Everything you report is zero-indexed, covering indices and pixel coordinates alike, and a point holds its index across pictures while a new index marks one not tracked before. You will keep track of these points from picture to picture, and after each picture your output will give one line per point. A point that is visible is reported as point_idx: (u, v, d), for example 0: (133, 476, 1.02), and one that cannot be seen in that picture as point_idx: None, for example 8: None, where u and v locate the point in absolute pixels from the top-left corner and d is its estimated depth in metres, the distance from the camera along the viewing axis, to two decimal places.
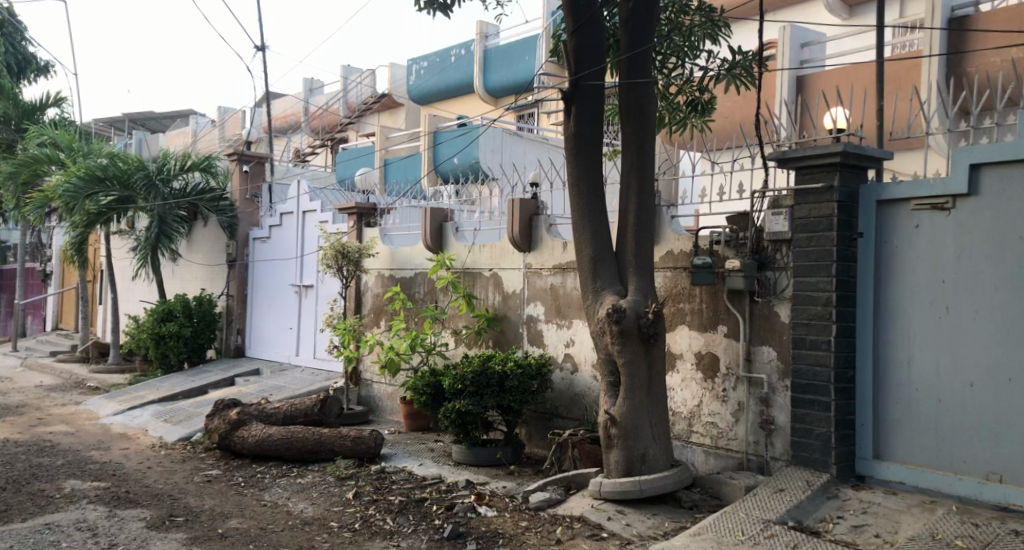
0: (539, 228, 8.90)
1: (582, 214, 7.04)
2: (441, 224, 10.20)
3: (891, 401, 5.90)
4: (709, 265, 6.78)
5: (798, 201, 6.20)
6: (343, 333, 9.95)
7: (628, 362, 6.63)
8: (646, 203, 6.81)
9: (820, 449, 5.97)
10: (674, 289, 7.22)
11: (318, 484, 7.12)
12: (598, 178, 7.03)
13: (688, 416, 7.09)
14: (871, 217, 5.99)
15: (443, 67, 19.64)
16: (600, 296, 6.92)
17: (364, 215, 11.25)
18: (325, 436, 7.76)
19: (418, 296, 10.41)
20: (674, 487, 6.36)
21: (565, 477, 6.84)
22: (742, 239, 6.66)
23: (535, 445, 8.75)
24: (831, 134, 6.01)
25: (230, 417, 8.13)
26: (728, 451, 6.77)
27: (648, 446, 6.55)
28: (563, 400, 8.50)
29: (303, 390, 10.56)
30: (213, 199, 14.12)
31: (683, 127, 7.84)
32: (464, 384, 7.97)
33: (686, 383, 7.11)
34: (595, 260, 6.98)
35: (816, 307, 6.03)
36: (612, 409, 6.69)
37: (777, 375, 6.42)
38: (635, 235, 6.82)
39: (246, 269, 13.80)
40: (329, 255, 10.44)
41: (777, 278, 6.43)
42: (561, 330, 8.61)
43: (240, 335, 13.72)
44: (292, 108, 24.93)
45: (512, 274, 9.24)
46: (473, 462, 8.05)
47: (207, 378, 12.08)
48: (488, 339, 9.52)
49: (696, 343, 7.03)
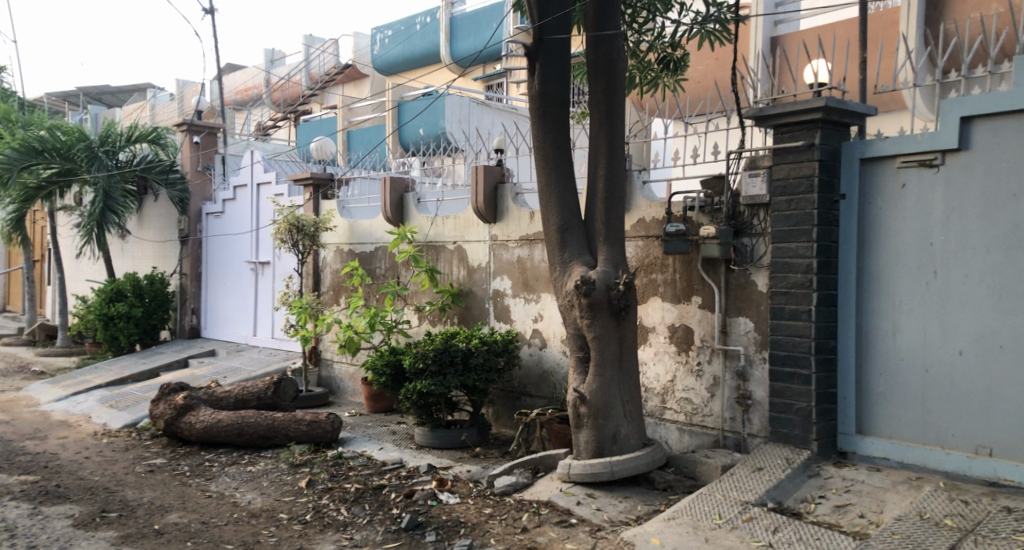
0: (505, 198, 8.46)
1: (549, 178, 6.61)
2: (402, 195, 9.70)
3: (875, 373, 5.58)
4: (682, 232, 6.32)
5: (776, 161, 5.82)
6: (299, 312, 9.49)
7: (598, 337, 6.25)
8: (617, 167, 6.40)
9: (801, 425, 5.64)
10: (646, 259, 6.82)
11: (270, 472, 6.70)
12: (566, 140, 6.60)
13: (662, 391, 6.72)
14: (854, 176, 5.62)
15: (408, 36, 18.98)
16: (568, 267, 6.51)
17: (321, 186, 10.72)
18: (279, 420, 7.33)
19: (379, 271, 9.94)
20: (648, 468, 6.00)
21: (533, 459, 6.46)
22: (717, 204, 6.26)
23: (503, 425, 8.35)
24: (811, 89, 5.64)
25: (176, 401, 7.62)
26: (703, 428, 6.42)
27: (620, 424, 6.19)
28: (532, 378, 8.11)
29: (258, 372, 10.08)
30: (162, 171, 13.50)
31: (655, 86, 7.42)
32: (425, 363, 7.56)
33: (660, 357, 6.73)
34: (562, 228, 6.56)
35: (796, 275, 5.67)
36: (582, 387, 6.30)
37: (754, 347, 6.06)
38: (605, 202, 6.41)
39: (200, 246, 13.26)
40: (283, 229, 9.94)
41: (754, 245, 6.04)
42: (529, 304, 8.19)
43: (195, 315, 13.18)
44: (253, 81, 24.15)
45: (477, 246, 8.80)
46: (436, 445, 7.64)
47: (158, 361, 11.55)
48: (452, 316, 9.09)
49: (670, 316, 6.64)
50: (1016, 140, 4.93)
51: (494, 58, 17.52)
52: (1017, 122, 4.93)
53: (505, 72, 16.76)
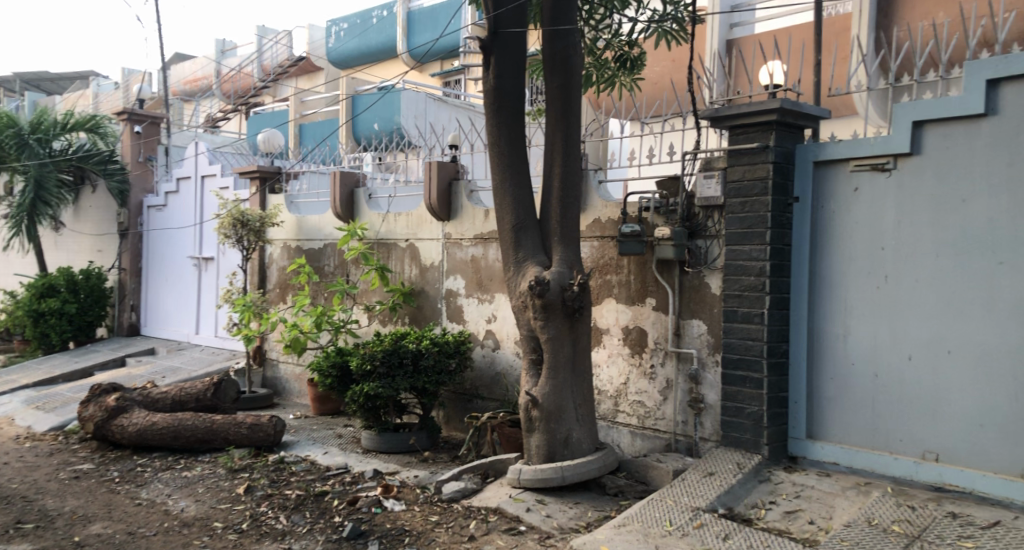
0: (459, 195, 8.29)
1: (503, 176, 6.46)
2: (353, 190, 9.46)
3: (825, 377, 5.51)
4: (637, 233, 6.20)
5: (731, 163, 5.75)
6: (242, 310, 9.30)
7: (551, 339, 6.13)
8: (572, 166, 6.29)
9: (752, 429, 5.57)
10: (601, 259, 6.71)
11: (206, 478, 6.85)
12: (521, 137, 6.46)
13: (614, 394, 6.61)
14: (808, 179, 5.54)
15: (364, 29, 18.67)
16: (522, 267, 6.38)
17: (268, 180, 10.44)
18: (218, 424, 7.53)
19: (328, 269, 9.68)
20: (600, 472, 5.88)
21: (482, 463, 6.30)
22: (672, 206, 6.17)
23: (453, 429, 8.16)
24: (767, 91, 5.58)
25: (108, 404, 7.75)
26: (655, 431, 6.31)
27: (572, 428, 6.07)
28: (484, 381, 7.95)
29: (198, 373, 9.90)
30: (100, 161, 13.12)
31: (612, 84, 7.31)
32: (373, 364, 7.33)
33: (613, 359, 6.62)
34: (517, 227, 6.41)
35: (749, 277, 5.61)
36: (534, 390, 6.17)
37: (707, 350, 5.98)
38: (560, 201, 6.28)
39: (140, 240, 12.91)
40: (226, 223, 9.68)
41: (708, 247, 5.96)
42: (483, 305, 8.03)
43: (134, 312, 12.85)
44: (203, 71, 23.58)
45: (430, 244, 8.60)
46: (384, 449, 7.44)
47: (93, 359, 11.35)
48: (404, 315, 8.88)
49: (624, 317, 6.54)
50: (965, 146, 4.92)
51: (451, 54, 17.34)
52: (966, 128, 4.91)
53: (463, 69, 16.59)
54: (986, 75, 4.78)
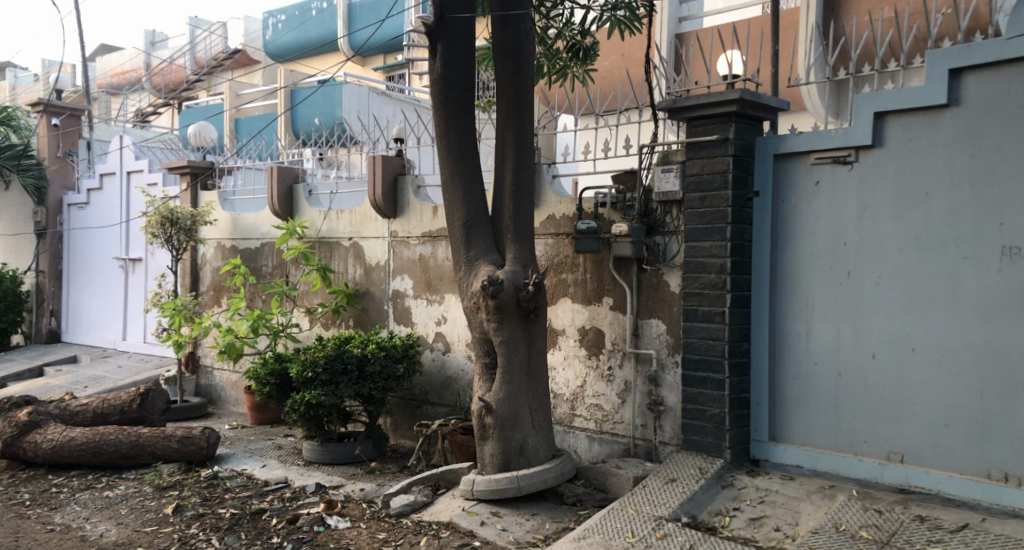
0: (404, 190, 7.91)
1: (451, 171, 6.12)
2: (291, 186, 9.01)
3: (787, 378, 5.21)
4: (594, 230, 5.94)
5: (689, 156, 5.46)
6: (172, 315, 8.84)
7: (505, 341, 5.83)
8: (525, 160, 6.01)
9: (714, 432, 5.24)
10: (556, 258, 6.43)
11: (131, 498, 6.73)
12: (469, 130, 6.13)
13: (571, 398, 6.33)
14: (767, 172, 5.25)
15: (303, 21, 18.05)
16: (474, 266, 6.06)
17: (200, 176, 9.97)
18: (144, 439, 7.48)
19: (265, 270, 9.21)
20: (556, 481, 5.60)
21: (433, 475, 6.03)
22: (630, 201, 5.91)
23: (401, 437, 7.80)
24: (725, 81, 5.32)
25: (19, 420, 7.67)
26: (613, 436, 6.04)
27: (528, 434, 5.78)
28: (433, 386, 7.60)
29: (125, 382, 9.61)
30: (13, 156, 12.88)
31: (564, 76, 7.05)
32: (315, 372, 6.93)
33: (569, 361, 6.34)
34: (467, 223, 6.10)
35: (710, 275, 5.29)
36: (487, 396, 5.86)
37: (667, 351, 5.73)
38: (513, 196, 6.01)
39: (59, 240, 12.84)
40: (154, 222, 9.19)
41: (667, 244, 5.71)
42: (432, 306, 7.68)
43: (53, 318, 12.80)
44: (131, 64, 22.69)
45: (374, 243, 8.21)
46: (327, 461, 7.06)
47: (8, 370, 11.35)
48: (347, 318, 8.46)
49: (581, 317, 6.27)
50: (927, 138, 4.66)
51: (394, 49, 16.99)
52: (928, 119, 4.65)
53: (407, 64, 16.26)
54: (948, 65, 4.52)
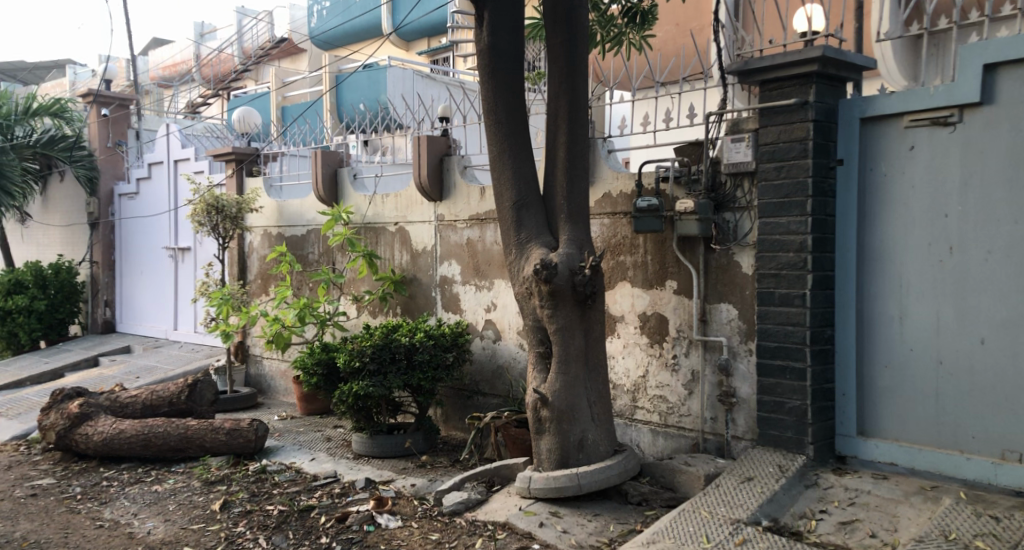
0: (451, 171, 7.55)
1: (502, 148, 5.75)
2: (336, 170, 8.73)
3: (878, 366, 4.71)
4: (655, 208, 5.47)
5: (763, 123, 4.97)
6: (219, 304, 8.67)
7: (560, 329, 5.45)
8: (578, 132, 5.60)
9: (794, 426, 4.77)
10: (613, 239, 5.99)
11: (179, 493, 6.54)
12: (520, 102, 5.76)
13: (632, 389, 5.91)
14: (853, 138, 4.74)
15: (347, 6, 17.77)
16: (525, 249, 5.68)
17: (245, 162, 9.79)
18: (192, 431, 7.30)
19: (311, 257, 8.97)
20: (620, 479, 5.19)
21: (487, 471, 5.70)
22: (695, 174, 5.41)
23: (452, 428, 7.48)
24: (802, 39, 4.81)
25: (70, 412, 7.58)
26: (680, 430, 5.60)
27: (587, 428, 5.40)
28: (485, 375, 7.25)
29: (176, 373, 9.53)
30: (66, 147, 13.01)
31: (619, 43, 6.59)
32: (362, 361, 6.64)
33: (629, 349, 5.92)
34: (518, 204, 5.72)
35: (788, 254, 4.82)
36: (542, 387, 5.50)
37: (738, 338, 5.25)
38: (567, 172, 5.60)
39: (111, 231, 12.85)
40: (199, 210, 9.01)
41: (739, 221, 5.21)
42: (481, 292, 7.33)
43: (107, 308, 12.85)
44: (181, 57, 22.81)
45: (420, 227, 7.88)
46: (377, 454, 6.79)
47: (64, 360, 11.42)
48: (395, 305, 8.17)
49: (641, 303, 5.83)
50: None
51: (438, 32, 16.65)
52: None
53: (451, 46, 15.91)
54: None
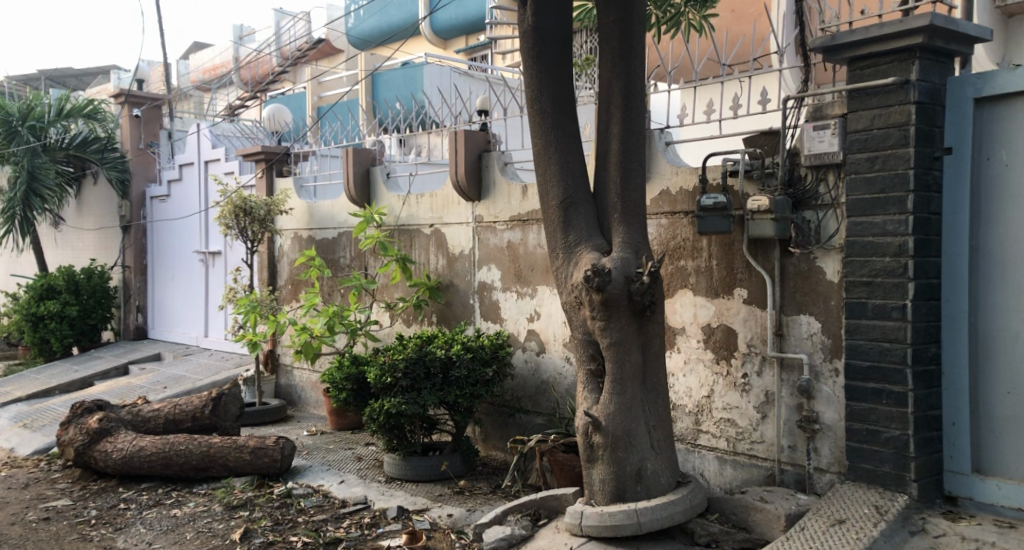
0: (490, 168, 6.96)
1: (548, 141, 5.15)
2: (368, 169, 8.21)
3: (998, 391, 4.00)
4: (722, 206, 4.82)
5: (851, 108, 4.28)
6: (246, 311, 8.09)
7: (614, 345, 4.83)
8: (634, 122, 4.97)
9: (893, 460, 4.07)
10: (672, 242, 5.34)
11: (198, 518, 6.05)
12: (568, 90, 5.15)
13: (694, 410, 5.25)
14: (966, 123, 4.06)
15: (383, 5, 17.39)
16: (574, 253, 5.07)
17: (274, 162, 9.31)
18: (215, 449, 6.81)
19: (343, 261, 8.47)
20: (684, 517, 4.54)
21: (532, 502, 5.10)
22: (769, 168, 4.74)
23: (492, 448, 6.89)
24: (900, 9, 4.11)
25: (89, 427, 7.16)
26: (752, 459, 4.93)
27: (645, 457, 4.77)
28: (528, 390, 6.65)
29: (205, 383, 9.10)
30: (99, 148, 12.76)
31: (677, 24, 5.92)
32: (394, 377, 6.09)
33: (691, 366, 5.27)
34: (565, 202, 5.11)
35: (883, 259, 4.12)
36: (594, 410, 4.89)
37: (822, 356, 4.57)
38: (621, 167, 4.98)
39: (143, 234, 12.52)
40: (227, 212, 8.55)
41: (822, 221, 4.52)
42: (523, 300, 6.73)
43: (140, 314, 12.52)
44: (222, 60, 22.64)
45: (457, 230, 7.31)
46: (411, 477, 6.24)
47: (95, 368, 11.09)
48: (430, 313, 7.61)
49: (705, 314, 5.17)
50: None
51: (477, 29, 16.07)
52: None
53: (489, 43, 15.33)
54: None
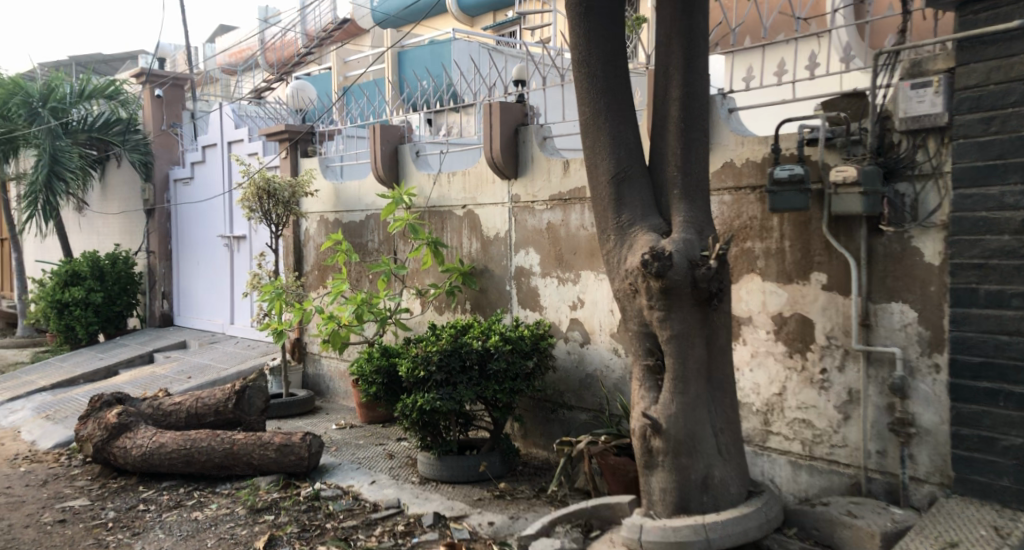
0: (528, 143, 6.42)
1: (596, 109, 4.59)
2: (397, 147, 7.69)
3: None
4: (799, 178, 4.23)
5: (961, 61, 3.71)
6: (271, 299, 7.58)
7: (675, 338, 4.28)
8: (696, 85, 4.40)
9: (1014, 473, 3.57)
10: (737, 220, 4.76)
11: (221, 522, 5.64)
12: (619, 50, 4.59)
13: (763, 409, 4.69)
14: None
15: None
16: (627, 234, 4.51)
17: (298, 141, 8.83)
18: (239, 446, 6.39)
19: (371, 246, 8.00)
20: (759, 533, 4.02)
21: (583, 511, 4.59)
22: (855, 135, 4.16)
23: (533, 445, 6.40)
24: None
25: (107, 422, 6.78)
26: (831, 466, 4.36)
27: (711, 464, 4.24)
28: (571, 385, 6.12)
29: (230, 374, 8.72)
30: (122, 130, 12.45)
31: None
32: (428, 370, 5.61)
33: (759, 360, 4.70)
34: (618, 177, 4.55)
35: (999, 237, 3.60)
36: (653, 411, 4.36)
37: (918, 350, 3.99)
38: (681, 136, 4.42)
39: (167, 218, 12.15)
40: (249, 194, 8.09)
41: (919, 195, 3.93)
42: (564, 286, 6.19)
43: (165, 300, 12.19)
44: (248, 42, 22.22)
45: (492, 210, 6.78)
46: (447, 478, 5.77)
47: (120, 356, 10.79)
48: (464, 300, 7.10)
49: (776, 302, 4.59)
50: None
51: (505, 4, 15.39)
52: None
53: (518, 18, 14.65)
54: None
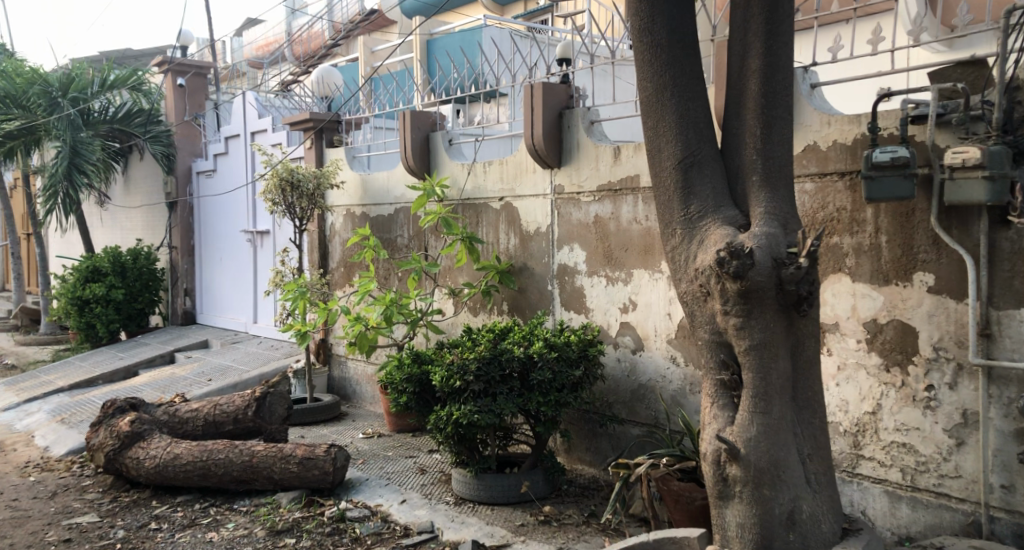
0: (573, 128, 5.81)
1: (662, 82, 3.96)
2: (429, 134, 7.12)
3: None
4: (904, 161, 3.59)
5: None
6: (294, 297, 7.05)
7: (756, 349, 3.66)
8: (781, 54, 3.77)
9: None
10: (821, 212, 4.12)
11: (239, 545, 5.11)
12: (687, 14, 3.96)
13: (853, 430, 4.05)
14: None
15: None
16: (697, 228, 3.89)
17: (323, 129, 8.29)
18: (259, 459, 5.87)
19: (401, 242, 7.45)
20: None
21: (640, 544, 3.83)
22: (975, 109, 3.52)
23: (577, 461, 5.81)
24: None
25: (120, 430, 6.28)
26: (941, 500, 3.73)
27: (800, 496, 3.63)
28: (622, 396, 5.53)
29: (251, 376, 8.23)
30: (144, 121, 12.08)
31: None
32: (464, 380, 5.04)
33: (848, 373, 4.07)
34: (686, 161, 3.93)
35: None
36: (729, 433, 3.75)
37: None
38: (762, 114, 3.79)
39: (189, 212, 11.71)
40: (272, 186, 7.56)
41: None
42: (614, 287, 5.59)
43: (187, 298, 11.75)
44: (275, 35, 21.79)
45: (533, 202, 6.19)
46: (485, 499, 5.21)
47: (139, 356, 10.35)
48: (501, 301, 6.51)
49: (870, 306, 3.96)
50: None
51: None
52: None
53: (552, 6, 14.05)
54: None
